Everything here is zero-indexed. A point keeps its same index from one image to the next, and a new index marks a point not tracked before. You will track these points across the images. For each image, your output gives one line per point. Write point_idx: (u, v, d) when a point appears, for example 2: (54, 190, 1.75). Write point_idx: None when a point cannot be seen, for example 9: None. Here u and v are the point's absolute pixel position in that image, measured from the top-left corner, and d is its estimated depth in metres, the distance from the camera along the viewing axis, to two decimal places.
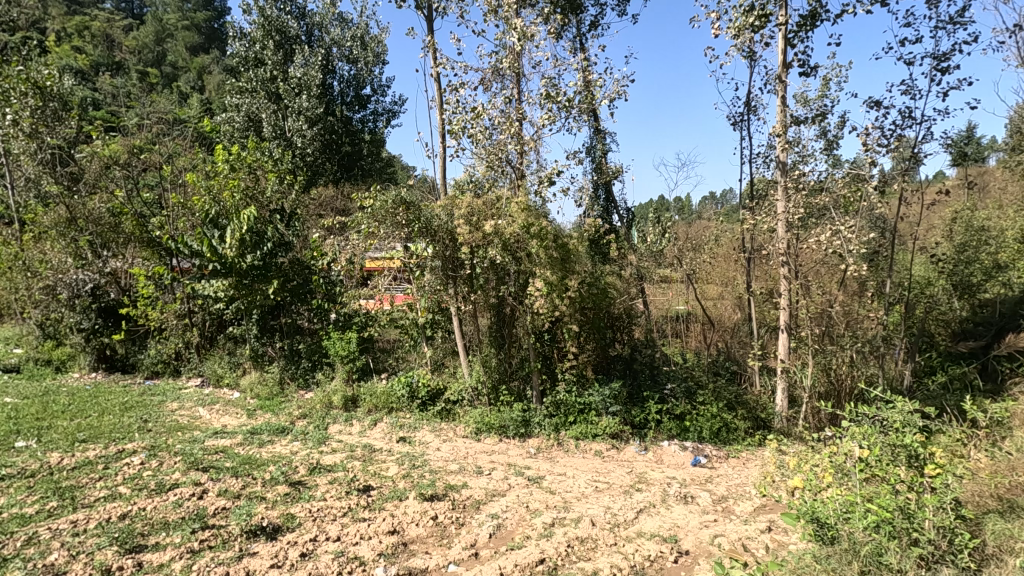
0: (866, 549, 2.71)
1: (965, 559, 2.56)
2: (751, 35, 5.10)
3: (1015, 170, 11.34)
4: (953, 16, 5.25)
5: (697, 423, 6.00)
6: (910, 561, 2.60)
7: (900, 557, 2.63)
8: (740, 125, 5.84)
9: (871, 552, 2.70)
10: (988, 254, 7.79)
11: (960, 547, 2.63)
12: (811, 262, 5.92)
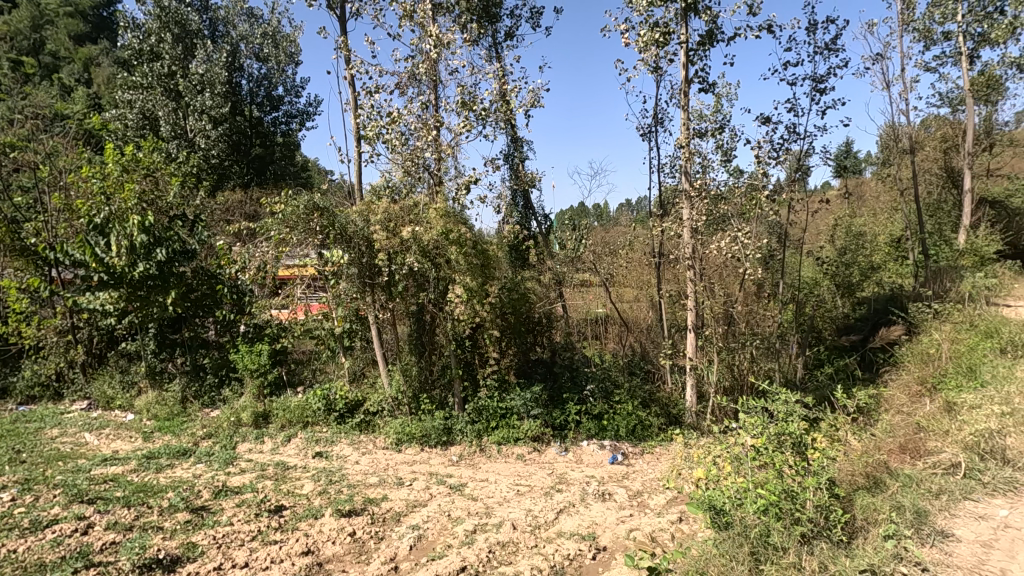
0: (754, 531, 2.95)
1: (838, 532, 2.88)
2: (656, 51, 5.37)
3: (886, 181, 12.74)
4: (828, 43, 5.85)
5: (614, 422, 6.21)
6: (792, 539, 2.86)
7: (784, 536, 2.89)
8: (647, 137, 6.13)
9: (760, 534, 2.93)
10: (864, 258, 8.73)
11: (834, 523, 2.95)
12: (714, 266, 6.32)
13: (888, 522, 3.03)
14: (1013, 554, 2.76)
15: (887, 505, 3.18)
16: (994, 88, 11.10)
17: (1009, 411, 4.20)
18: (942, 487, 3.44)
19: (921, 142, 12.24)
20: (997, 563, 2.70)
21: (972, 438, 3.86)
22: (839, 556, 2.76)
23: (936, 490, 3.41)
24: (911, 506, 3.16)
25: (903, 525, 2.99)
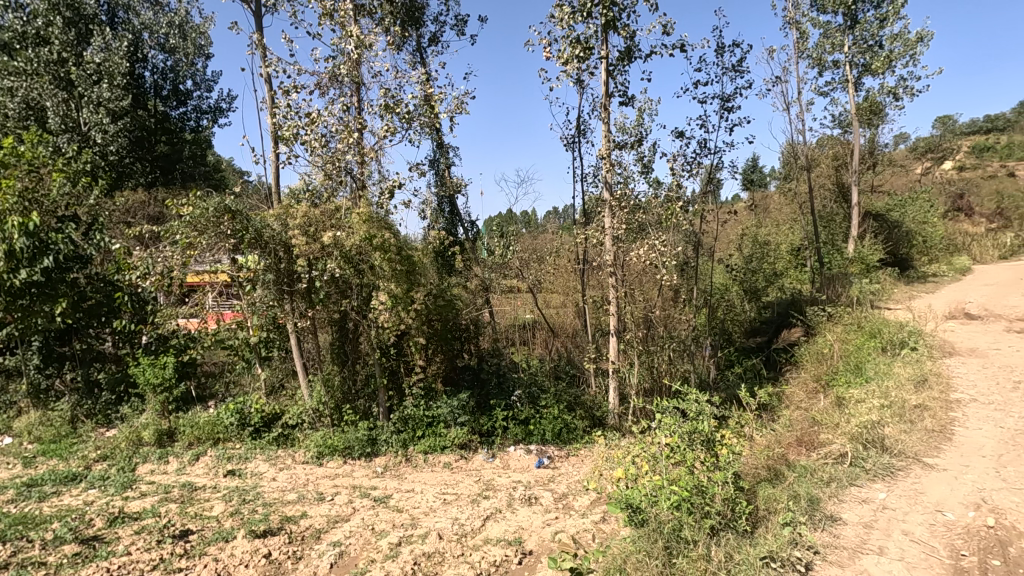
0: (668, 527, 3.08)
1: (743, 523, 3.08)
2: (577, 65, 5.52)
3: (787, 194, 13.83)
4: (734, 65, 6.27)
5: (540, 426, 6.30)
6: (702, 533, 3.02)
7: (695, 530, 3.05)
8: (571, 147, 6.29)
9: (673, 529, 3.07)
10: (768, 265, 9.43)
11: (740, 514, 3.15)
12: (634, 273, 6.58)
13: (786, 510, 3.27)
14: (889, 533, 3.08)
15: (785, 495, 3.43)
16: (875, 114, 12.38)
17: (887, 404, 4.69)
18: (832, 475, 3.77)
19: (817, 160, 13.41)
20: (876, 541, 3.01)
21: (856, 429, 4.26)
22: (743, 545, 2.95)
23: (828, 478, 3.73)
24: (806, 494, 3.44)
25: (799, 512, 3.24)
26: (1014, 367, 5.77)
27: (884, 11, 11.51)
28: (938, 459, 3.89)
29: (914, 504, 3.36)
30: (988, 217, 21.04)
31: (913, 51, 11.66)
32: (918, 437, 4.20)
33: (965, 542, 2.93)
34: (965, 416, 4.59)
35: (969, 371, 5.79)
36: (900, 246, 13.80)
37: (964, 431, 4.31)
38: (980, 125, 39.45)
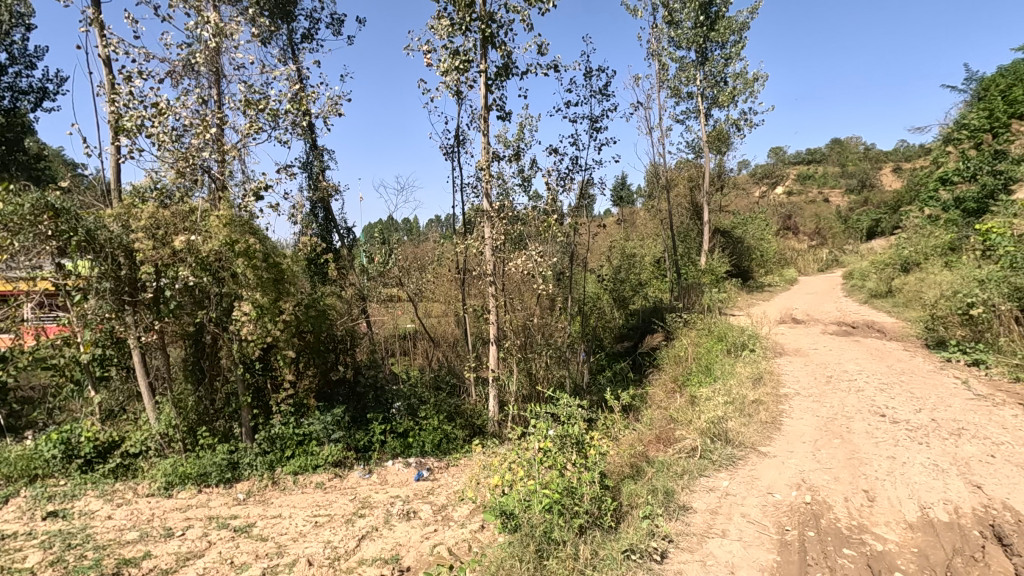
0: (539, 529, 3.17)
1: (607, 519, 3.28)
2: (457, 77, 5.54)
3: (651, 210, 15.07)
4: (601, 89, 6.71)
5: (420, 438, 6.17)
6: (571, 533, 3.15)
7: (564, 531, 3.17)
8: (450, 157, 6.25)
9: (544, 531, 3.17)
10: (634, 276, 10.18)
11: (605, 511, 3.34)
12: (513, 282, 6.75)
13: (646, 504, 3.53)
14: (731, 516, 3.45)
15: (645, 489, 3.71)
16: (722, 142, 13.98)
17: (731, 401, 5.26)
18: (685, 468, 4.14)
19: (675, 180, 14.79)
20: (720, 525, 3.36)
21: (706, 425, 4.73)
22: (608, 540, 3.14)
23: (681, 471, 4.09)
24: (663, 487, 3.74)
25: (657, 505, 3.52)
26: (827, 364, 6.78)
27: (727, 52, 13.08)
28: (770, 447, 4.44)
29: (751, 488, 3.80)
30: (809, 235, 24.67)
31: (751, 89, 13.35)
32: (755, 429, 4.77)
33: (789, 518, 3.37)
34: (791, 407, 5.29)
35: (795, 368, 6.70)
36: (743, 259, 15.65)
37: (790, 421, 4.97)
38: (802, 157, 46.24)
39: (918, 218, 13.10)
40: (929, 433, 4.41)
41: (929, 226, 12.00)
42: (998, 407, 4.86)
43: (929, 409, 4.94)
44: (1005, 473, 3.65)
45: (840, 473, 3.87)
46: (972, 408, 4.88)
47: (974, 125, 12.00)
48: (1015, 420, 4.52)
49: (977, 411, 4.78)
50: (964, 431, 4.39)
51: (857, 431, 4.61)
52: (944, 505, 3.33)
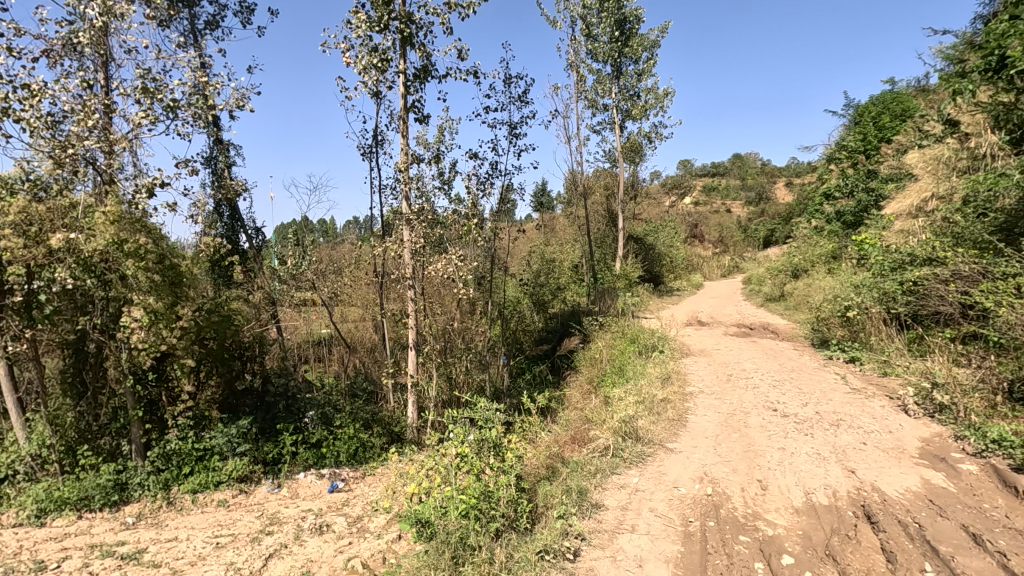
0: (454, 536, 3.15)
1: (522, 521, 3.32)
2: (375, 76, 5.39)
3: (570, 217, 15.50)
4: (520, 96, 6.82)
5: (334, 447, 5.92)
6: (486, 537, 3.15)
7: (480, 535, 3.17)
8: (368, 156, 6.00)
9: (459, 537, 3.15)
10: (552, 280, 10.41)
11: (521, 512, 3.38)
12: (433, 286, 6.66)
13: (560, 504, 3.61)
14: (640, 511, 3.60)
15: (559, 490, 3.79)
16: (636, 153, 14.65)
17: (641, 401, 5.52)
18: (598, 467, 4.28)
19: (592, 188, 15.31)
20: (630, 520, 3.50)
21: (618, 424, 4.93)
22: (523, 543, 3.17)
23: (594, 470, 4.23)
24: (576, 487, 3.84)
25: (571, 504, 3.61)
26: (728, 363, 7.28)
27: (640, 67, 13.74)
28: (676, 443, 4.70)
29: (658, 483, 4.00)
30: (713, 243, 26.42)
31: (661, 104, 14.11)
32: (662, 426, 5.03)
33: (692, 510, 3.57)
34: (695, 405, 5.63)
35: (700, 367, 7.13)
36: (655, 265, 16.47)
37: (694, 418, 5.28)
38: (707, 170, 49.50)
39: (805, 229, 14.41)
40: (813, 425, 4.85)
41: (815, 236, 13.25)
42: (869, 399, 5.45)
43: (813, 402, 5.44)
44: (875, 458, 4.09)
45: (737, 465, 4.16)
46: (848, 400, 5.44)
47: (852, 147, 13.41)
48: (883, 410, 5.09)
49: (853, 403, 5.34)
50: (841, 421, 4.88)
51: (753, 425, 4.99)
52: (824, 490, 3.67)
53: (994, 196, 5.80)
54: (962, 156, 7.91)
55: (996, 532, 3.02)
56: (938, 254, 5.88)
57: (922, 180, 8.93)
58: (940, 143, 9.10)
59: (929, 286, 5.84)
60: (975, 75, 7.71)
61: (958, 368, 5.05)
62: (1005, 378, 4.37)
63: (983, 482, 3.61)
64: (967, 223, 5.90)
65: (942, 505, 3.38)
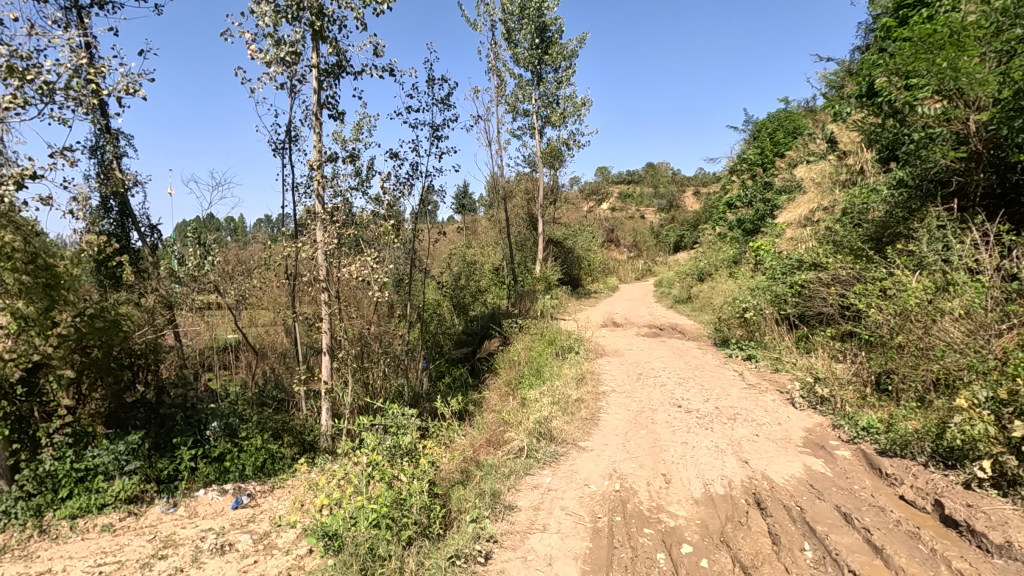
0: (363, 547, 3.05)
1: (434, 527, 3.28)
2: (283, 69, 5.09)
3: (491, 219, 15.61)
4: (442, 98, 6.76)
5: (239, 460, 5.54)
6: (398, 545, 3.10)
7: (391, 545, 3.10)
8: (279, 152, 5.53)
9: (368, 549, 3.07)
10: (473, 282, 10.43)
11: (434, 517, 3.35)
12: (349, 287, 6.42)
13: (473, 508, 3.61)
14: (551, 511, 3.68)
15: (473, 494, 3.79)
16: (555, 159, 15.01)
17: (556, 401, 5.66)
18: (512, 468, 4.32)
19: (513, 193, 15.51)
20: (542, 520, 3.56)
21: (533, 425, 5.01)
22: (434, 550, 3.14)
23: (507, 472, 4.26)
24: (489, 490, 3.86)
25: (483, 508, 3.62)
26: (638, 362, 7.62)
27: (560, 75, 14.10)
28: (588, 442, 4.85)
29: (569, 481, 4.11)
30: (628, 247, 27.57)
31: (579, 112, 14.56)
32: (575, 426, 5.18)
33: (601, 506, 3.70)
34: (607, 404, 5.84)
35: (613, 367, 7.43)
36: (573, 268, 16.94)
37: (606, 416, 5.48)
38: (622, 177, 51.65)
39: (710, 236, 15.40)
40: (713, 419, 5.20)
41: (718, 242, 14.17)
42: (762, 393, 5.91)
43: (714, 398, 5.83)
44: (765, 449, 4.44)
45: (644, 461, 4.36)
46: (744, 395, 5.87)
47: (751, 160, 14.52)
48: (773, 403, 5.55)
49: (748, 398, 5.77)
50: (738, 415, 5.25)
51: (659, 421, 5.25)
52: (721, 480, 3.93)
53: (866, 209, 6.54)
54: (841, 171, 8.82)
55: (863, 510, 3.38)
56: (821, 260, 6.51)
57: (809, 192, 9.85)
58: (823, 160, 10.09)
59: (814, 289, 6.45)
60: (851, 100, 8.63)
61: (837, 363, 5.61)
62: (874, 371, 4.93)
63: (854, 466, 4.03)
64: (846, 232, 6.60)
65: (820, 488, 3.73)
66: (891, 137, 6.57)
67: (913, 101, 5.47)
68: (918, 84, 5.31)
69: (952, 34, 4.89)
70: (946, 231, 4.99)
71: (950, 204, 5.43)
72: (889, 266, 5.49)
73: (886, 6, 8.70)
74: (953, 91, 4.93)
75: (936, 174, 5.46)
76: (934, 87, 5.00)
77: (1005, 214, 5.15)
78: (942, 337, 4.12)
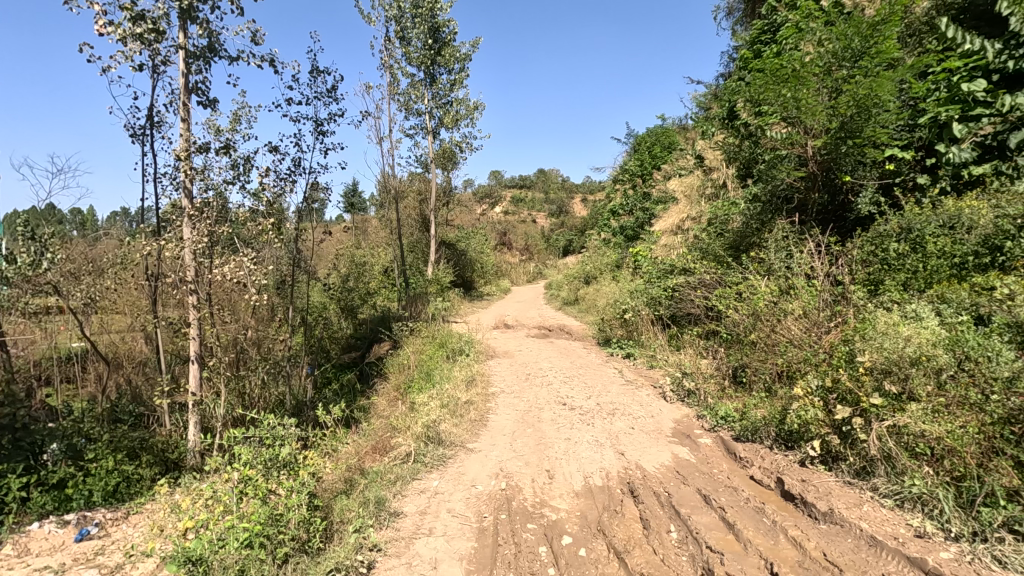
0: (233, 569, 2.84)
1: (313, 542, 3.12)
2: (142, 47, 4.56)
3: (383, 219, 15.22)
4: (327, 91, 6.46)
5: (85, 486, 4.86)
6: (273, 564, 2.93)
7: (264, 565, 2.91)
8: (137, 139, 4.92)
9: (238, 571, 2.86)
10: (362, 284, 10.09)
11: (313, 531, 3.21)
12: (221, 290, 5.89)
13: (356, 517, 3.50)
14: (438, 514, 3.67)
15: (357, 503, 3.68)
16: (448, 160, 14.96)
17: (445, 404, 5.64)
18: (398, 474, 4.24)
19: (405, 193, 15.25)
20: (428, 524, 3.54)
21: (422, 429, 4.96)
22: (313, 565, 3.00)
23: (394, 478, 4.17)
24: (374, 497, 3.76)
25: (367, 516, 3.52)
26: (527, 363, 7.82)
27: (453, 78, 14.12)
28: (476, 443, 4.90)
29: (457, 483, 4.13)
30: (520, 250, 28.12)
31: (472, 116, 14.67)
32: (464, 428, 5.21)
33: (487, 506, 3.75)
34: (496, 404, 5.94)
35: (502, 368, 7.57)
36: (466, 271, 16.98)
37: (495, 417, 5.58)
38: (514, 181, 52.71)
39: (595, 241, 16.21)
40: (594, 415, 5.49)
41: (602, 247, 14.98)
42: (639, 389, 6.35)
43: (595, 395, 6.15)
44: (640, 440, 4.77)
45: (529, 458, 4.49)
46: (623, 391, 6.26)
47: (632, 171, 15.55)
48: (648, 398, 5.98)
49: (626, 394, 6.16)
50: (617, 410, 5.60)
51: (545, 420, 5.44)
52: (599, 473, 4.16)
53: (727, 220, 7.29)
54: (707, 185, 9.74)
55: (720, 491, 3.76)
56: (689, 266, 7.16)
57: (681, 203, 10.77)
58: (693, 174, 11.09)
59: (684, 292, 7.05)
60: (715, 121, 9.57)
61: (702, 359, 6.20)
62: (732, 366, 5.50)
63: (714, 452, 4.47)
64: (711, 240, 7.32)
65: (685, 474, 4.09)
66: (746, 156, 7.38)
67: (764, 126, 6.16)
68: (767, 111, 6.00)
69: (793, 69, 5.55)
70: (789, 241, 5.70)
71: (793, 218, 6.21)
72: (744, 272, 6.16)
73: (743, 39, 9.77)
74: (795, 118, 5.56)
75: (782, 190, 6.23)
76: (781, 114, 5.65)
77: (834, 228, 6.04)
78: (785, 334, 4.70)
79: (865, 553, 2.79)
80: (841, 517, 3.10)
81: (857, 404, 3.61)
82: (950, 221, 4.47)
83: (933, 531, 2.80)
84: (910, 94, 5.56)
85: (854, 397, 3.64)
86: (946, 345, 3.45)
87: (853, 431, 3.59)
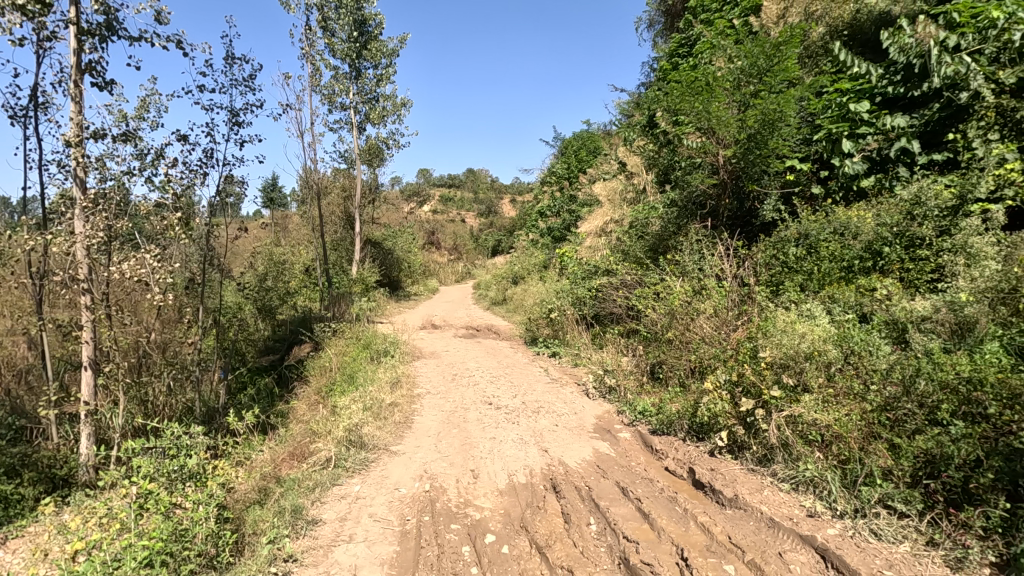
0: None
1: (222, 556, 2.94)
2: (24, 19, 4.09)
3: (304, 216, 14.59)
4: (243, 79, 6.10)
5: None
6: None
7: None
8: (17, 121, 4.42)
9: None
10: (280, 284, 9.61)
11: (222, 544, 3.03)
12: (119, 289, 5.42)
13: (270, 528, 3.35)
14: (359, 519, 3.58)
15: (271, 513, 3.51)
16: (373, 157, 14.58)
17: (368, 407, 5.50)
18: (318, 481, 4.08)
19: (328, 189, 14.70)
20: (348, 530, 3.45)
21: (343, 433, 4.80)
22: None
23: (312, 485, 4.02)
24: (291, 505, 3.60)
25: (282, 526, 3.38)
26: (454, 363, 7.79)
27: (379, 72, 13.78)
28: (400, 446, 4.82)
29: (379, 487, 4.04)
30: (449, 249, 27.88)
31: (399, 112, 14.39)
32: (388, 430, 5.10)
33: (410, 509, 3.70)
34: (422, 406, 5.87)
35: (429, 369, 7.49)
36: (392, 270, 16.63)
37: (420, 418, 5.51)
38: (442, 180, 52.23)
39: (523, 241, 16.40)
40: (519, 414, 5.55)
41: (530, 248, 15.18)
42: (563, 387, 6.50)
43: (521, 394, 6.22)
44: (563, 437, 4.89)
45: (454, 459, 4.48)
46: (548, 389, 6.38)
47: (559, 174, 15.89)
48: (571, 395, 6.13)
49: (551, 392, 6.28)
50: (541, 408, 5.70)
51: (471, 420, 5.44)
52: (523, 470, 4.22)
53: (646, 224, 7.61)
54: (629, 190, 10.12)
55: (636, 483, 3.93)
56: (611, 267, 7.41)
57: (604, 207, 11.12)
58: (616, 178, 11.49)
59: (607, 292, 7.29)
60: (637, 128, 9.96)
61: (623, 357, 6.44)
62: (650, 363, 5.75)
63: (632, 445, 4.66)
64: (632, 242, 7.61)
65: (605, 468, 4.24)
66: (664, 163, 7.75)
67: (681, 135, 6.47)
68: (683, 121, 6.31)
69: (707, 82, 5.84)
70: (702, 244, 6.05)
71: (706, 222, 6.59)
72: (662, 273, 6.46)
73: (662, 52, 10.25)
74: (708, 129, 5.91)
75: (697, 197, 6.58)
76: (697, 124, 5.88)
77: (741, 232, 6.47)
78: (698, 332, 4.98)
79: (765, 534, 3.02)
80: (744, 502, 3.33)
81: (759, 396, 3.89)
82: (840, 228, 4.91)
83: (821, 510, 3.08)
84: (808, 110, 6.07)
85: (756, 390, 3.93)
86: (835, 340, 3.79)
87: (756, 421, 3.86)
